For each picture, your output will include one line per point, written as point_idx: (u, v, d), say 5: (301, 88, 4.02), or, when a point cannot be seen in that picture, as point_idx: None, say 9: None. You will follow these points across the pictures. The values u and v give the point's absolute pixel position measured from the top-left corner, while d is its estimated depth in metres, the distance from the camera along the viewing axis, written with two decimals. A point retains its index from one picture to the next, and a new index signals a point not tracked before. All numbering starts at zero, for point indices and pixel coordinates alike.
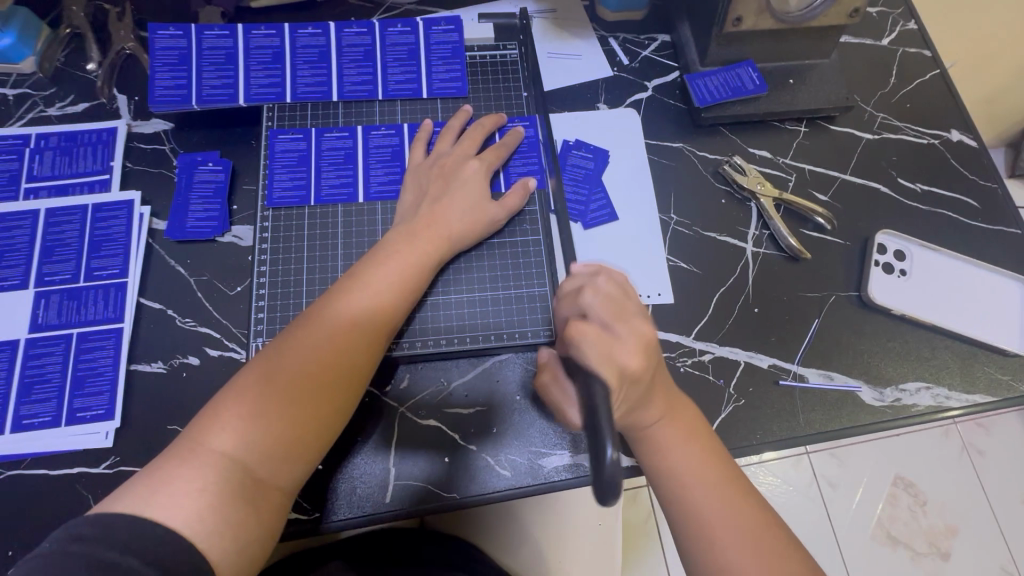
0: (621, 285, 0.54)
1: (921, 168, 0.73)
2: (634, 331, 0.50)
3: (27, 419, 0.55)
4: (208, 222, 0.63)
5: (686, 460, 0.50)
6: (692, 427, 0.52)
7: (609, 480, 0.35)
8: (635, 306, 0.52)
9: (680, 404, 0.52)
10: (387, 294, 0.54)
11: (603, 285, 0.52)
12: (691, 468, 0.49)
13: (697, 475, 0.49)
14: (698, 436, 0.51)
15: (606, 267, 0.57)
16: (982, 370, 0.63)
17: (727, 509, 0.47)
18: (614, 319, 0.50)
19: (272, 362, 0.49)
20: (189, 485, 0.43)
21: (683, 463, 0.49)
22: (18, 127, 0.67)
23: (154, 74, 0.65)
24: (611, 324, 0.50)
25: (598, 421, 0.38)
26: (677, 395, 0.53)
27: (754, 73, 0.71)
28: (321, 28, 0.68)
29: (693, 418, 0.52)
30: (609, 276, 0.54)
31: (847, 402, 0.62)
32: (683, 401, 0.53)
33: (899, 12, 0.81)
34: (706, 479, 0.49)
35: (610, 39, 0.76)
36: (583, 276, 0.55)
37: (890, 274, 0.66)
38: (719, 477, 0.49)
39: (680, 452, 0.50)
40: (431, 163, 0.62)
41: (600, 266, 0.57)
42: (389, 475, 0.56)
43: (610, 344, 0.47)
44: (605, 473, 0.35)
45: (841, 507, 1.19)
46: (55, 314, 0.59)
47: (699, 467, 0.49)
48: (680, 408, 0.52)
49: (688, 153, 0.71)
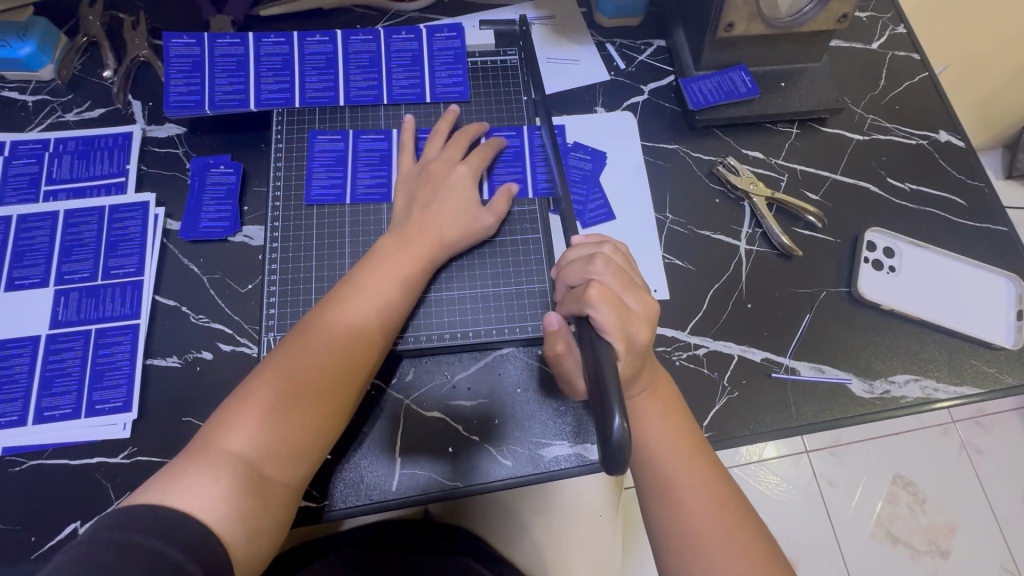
0: (624, 256, 0.57)
1: (910, 168, 0.75)
2: (642, 303, 0.52)
3: (48, 411, 0.58)
4: (220, 222, 0.66)
5: (659, 429, 0.52)
6: (667, 400, 0.54)
7: (617, 450, 0.40)
8: (636, 276, 0.55)
9: (662, 377, 0.55)
10: (382, 299, 0.56)
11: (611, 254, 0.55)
12: (662, 437, 0.52)
13: (668, 445, 0.51)
14: (672, 409, 0.54)
15: (609, 237, 0.59)
16: (970, 363, 0.65)
17: (693, 477, 0.50)
18: (624, 288, 0.52)
19: (278, 366, 0.51)
20: (203, 477, 0.45)
21: (655, 432, 0.52)
22: (37, 132, 0.69)
23: (168, 80, 0.67)
24: (622, 293, 0.52)
25: (609, 392, 0.42)
26: (659, 368, 0.56)
27: (747, 77, 0.73)
28: (328, 36, 0.71)
29: (669, 392, 0.55)
30: (616, 247, 0.56)
31: (838, 394, 0.64)
32: (661, 375, 0.56)
33: (889, 16, 0.83)
34: (676, 448, 0.51)
35: (607, 45, 0.79)
36: (589, 246, 0.57)
37: (880, 270, 0.69)
38: (688, 448, 0.51)
39: (653, 421, 0.52)
40: (418, 171, 0.64)
41: (604, 236, 0.59)
42: (395, 464, 0.58)
43: (625, 314, 0.50)
44: (614, 444, 0.40)
45: (840, 504, 1.21)
46: (74, 311, 0.62)
47: (670, 437, 0.52)
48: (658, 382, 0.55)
49: (683, 154, 0.74)
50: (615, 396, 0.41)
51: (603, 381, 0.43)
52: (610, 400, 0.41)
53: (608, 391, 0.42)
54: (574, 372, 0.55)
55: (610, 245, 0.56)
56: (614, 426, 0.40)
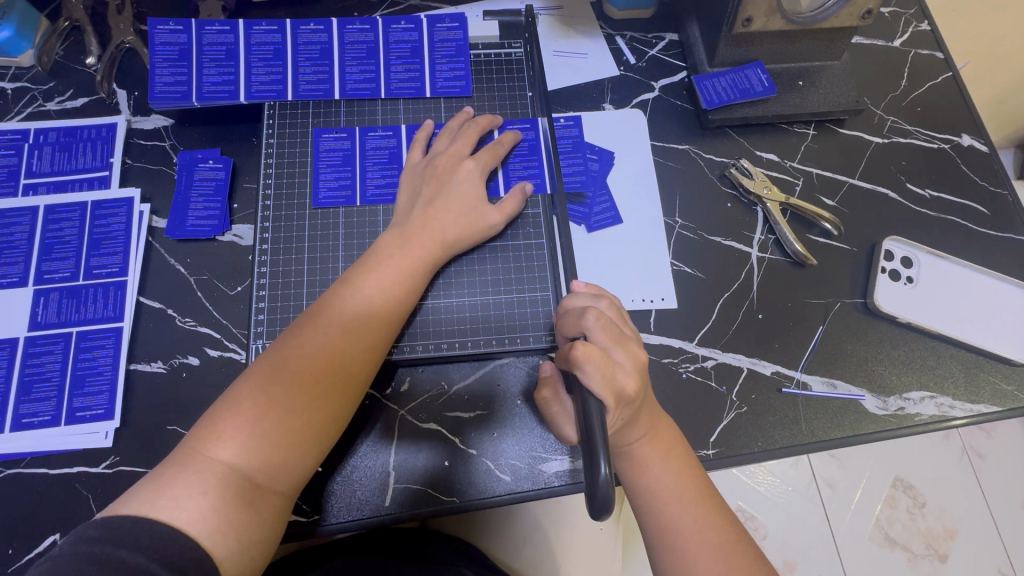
0: (618, 309, 0.54)
1: (931, 174, 0.71)
2: (632, 358, 0.50)
3: (27, 418, 0.55)
4: (208, 221, 0.63)
5: (662, 475, 0.50)
6: (671, 443, 0.52)
7: (603, 498, 0.39)
8: (626, 330, 0.53)
9: (662, 418, 0.53)
10: (382, 298, 0.53)
11: (606, 310, 0.52)
12: (666, 484, 0.50)
13: (672, 491, 0.49)
14: (675, 451, 0.52)
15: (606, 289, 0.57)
16: (988, 380, 0.63)
17: (701, 525, 0.48)
18: (613, 342, 0.49)
19: (270, 368, 0.48)
20: (191, 488, 0.42)
21: (658, 478, 0.50)
22: (16, 122, 0.66)
23: (154, 70, 0.64)
24: (611, 349, 0.49)
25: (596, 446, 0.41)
26: (657, 409, 0.53)
27: (763, 75, 0.70)
28: (323, 25, 0.67)
29: (672, 434, 0.53)
30: (613, 305, 0.54)
31: (850, 410, 0.61)
32: (663, 416, 0.53)
33: (912, 12, 0.80)
34: (681, 494, 0.49)
35: (616, 38, 0.75)
36: (587, 297, 0.54)
37: (897, 281, 0.66)
38: (694, 493, 0.49)
39: (656, 467, 0.50)
40: (426, 164, 0.61)
41: (598, 287, 0.57)
42: (388, 478, 0.56)
43: (613, 368, 0.47)
44: (598, 490, 0.39)
45: (840, 508, 1.19)
46: (55, 312, 0.59)
47: (674, 482, 0.50)
48: (660, 423, 0.52)
49: (694, 156, 0.70)
50: (602, 445, 0.41)
51: (590, 428, 0.42)
52: (597, 447, 0.41)
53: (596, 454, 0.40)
54: (563, 418, 0.55)
55: (607, 300, 0.54)
56: (600, 475, 0.39)
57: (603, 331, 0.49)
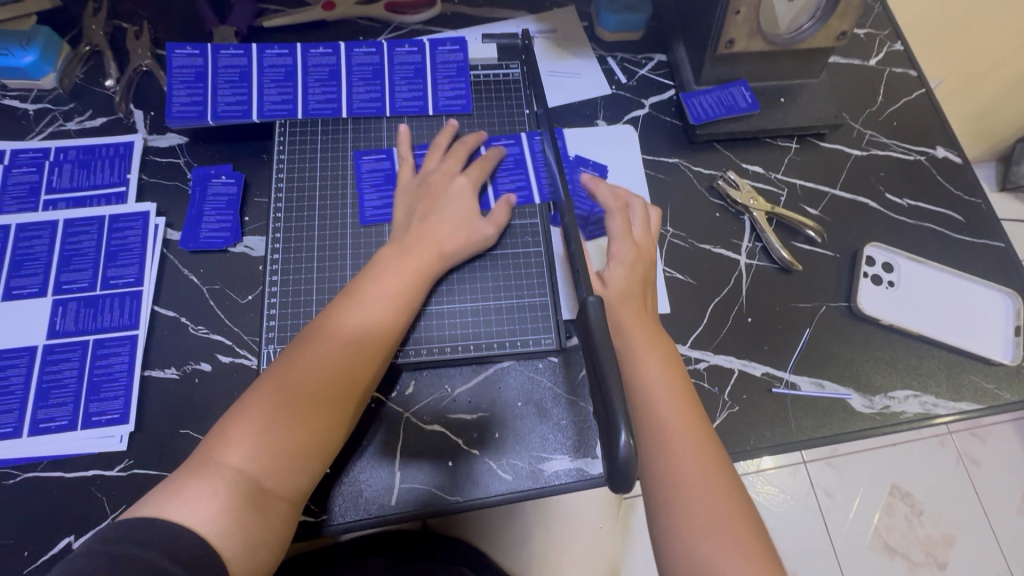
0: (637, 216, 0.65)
1: (909, 184, 0.75)
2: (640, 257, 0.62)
3: (45, 423, 0.57)
4: (221, 233, 0.66)
5: (675, 431, 0.52)
6: (670, 372, 0.56)
7: (623, 469, 0.38)
8: (649, 242, 0.64)
9: (664, 348, 0.58)
10: (384, 309, 0.56)
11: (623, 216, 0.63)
12: (678, 439, 0.52)
13: (683, 446, 0.51)
14: (688, 413, 0.54)
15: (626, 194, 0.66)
16: (968, 379, 0.66)
17: (704, 482, 0.50)
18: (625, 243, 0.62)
19: (279, 377, 0.51)
20: (202, 491, 0.45)
21: (670, 433, 0.52)
22: (37, 140, 0.69)
23: (171, 91, 0.67)
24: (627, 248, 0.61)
25: (614, 406, 0.40)
26: (661, 339, 0.59)
27: (746, 92, 0.74)
28: (332, 48, 0.71)
29: (688, 396, 0.55)
30: (643, 208, 0.66)
31: (838, 409, 0.64)
32: (678, 377, 0.56)
33: (886, 33, 0.85)
34: (690, 452, 0.51)
35: (608, 58, 0.79)
36: (621, 232, 0.62)
37: (879, 285, 0.69)
38: (703, 453, 0.51)
39: (669, 421, 0.53)
40: (419, 183, 0.64)
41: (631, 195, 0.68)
42: (394, 479, 0.58)
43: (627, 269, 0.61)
44: (620, 461, 0.38)
45: (838, 516, 1.20)
46: (73, 321, 0.61)
47: (686, 439, 0.52)
48: (675, 383, 0.55)
49: (684, 168, 0.74)
50: (621, 411, 0.40)
51: (608, 395, 0.41)
52: (616, 416, 0.40)
53: (614, 405, 0.40)
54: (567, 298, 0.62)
55: (637, 206, 0.66)
56: (620, 443, 0.38)
57: (625, 253, 0.61)
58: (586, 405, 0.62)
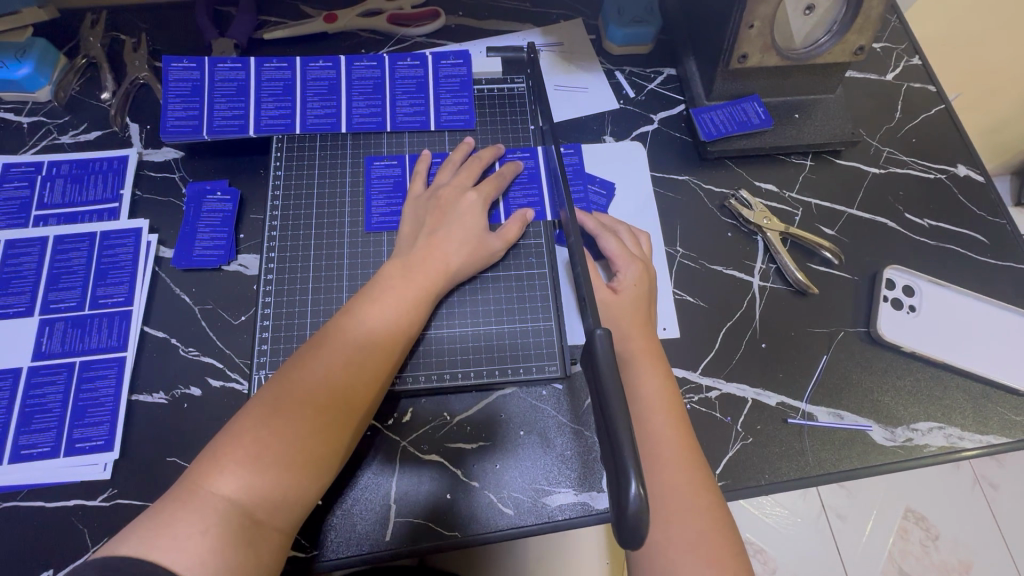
0: (639, 245, 0.64)
1: (929, 204, 0.72)
2: (646, 287, 0.60)
3: (26, 449, 0.55)
4: (214, 251, 0.64)
5: (674, 475, 0.49)
6: (673, 399, 0.54)
7: (633, 524, 0.36)
8: (651, 267, 0.63)
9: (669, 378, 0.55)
10: (385, 329, 0.53)
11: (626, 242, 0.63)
12: (674, 484, 0.49)
13: (679, 493, 0.48)
14: (689, 456, 0.51)
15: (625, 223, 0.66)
16: (995, 411, 0.62)
17: (698, 532, 0.47)
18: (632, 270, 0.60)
19: (273, 400, 0.48)
20: (192, 526, 0.42)
21: (667, 477, 0.49)
22: (30, 154, 0.67)
23: (166, 105, 0.66)
24: (636, 274, 0.60)
25: (624, 454, 0.37)
26: (666, 366, 0.56)
27: (760, 108, 0.71)
28: (332, 62, 0.69)
29: (691, 438, 0.52)
30: (632, 232, 0.64)
31: (857, 441, 0.60)
32: (683, 417, 0.53)
33: (903, 48, 0.82)
34: (686, 499, 0.48)
35: (616, 72, 0.77)
36: (623, 262, 0.61)
37: (900, 310, 0.66)
38: (700, 501, 0.49)
39: (668, 465, 0.50)
40: (429, 197, 0.62)
41: (620, 220, 0.67)
42: (388, 512, 0.55)
43: (636, 294, 0.59)
44: (630, 516, 0.36)
45: (851, 540, 1.16)
46: (59, 342, 0.59)
47: (683, 485, 0.49)
48: (678, 420, 0.53)
49: (694, 186, 0.71)
50: (631, 458, 0.37)
51: (616, 438, 0.39)
52: (626, 462, 0.37)
53: (624, 452, 0.37)
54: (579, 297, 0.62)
55: (625, 230, 0.64)
56: (631, 495, 0.36)
57: (632, 281, 0.60)
58: (591, 435, 0.59)
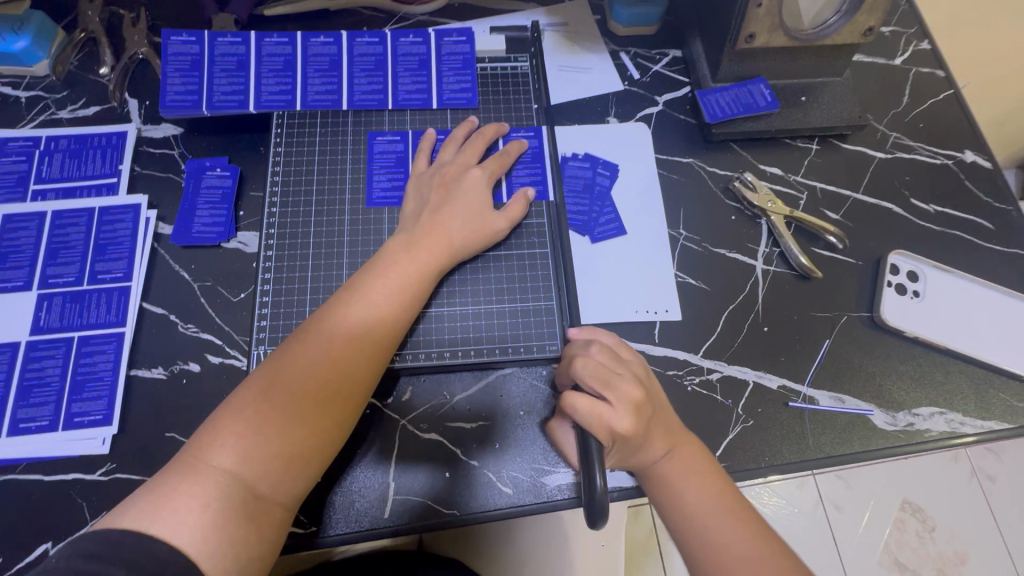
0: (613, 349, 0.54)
1: (935, 189, 0.72)
2: (626, 399, 0.49)
3: (25, 423, 0.55)
4: (214, 228, 0.63)
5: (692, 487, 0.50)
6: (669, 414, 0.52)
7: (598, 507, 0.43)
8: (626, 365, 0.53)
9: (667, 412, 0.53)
10: (385, 306, 0.53)
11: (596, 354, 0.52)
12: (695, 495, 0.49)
13: (703, 502, 0.49)
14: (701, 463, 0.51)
15: (599, 331, 0.56)
16: (997, 397, 0.62)
17: (731, 533, 0.47)
18: (603, 387, 0.49)
19: (272, 376, 0.48)
20: (193, 501, 0.41)
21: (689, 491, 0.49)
22: (28, 129, 0.67)
23: (166, 79, 0.65)
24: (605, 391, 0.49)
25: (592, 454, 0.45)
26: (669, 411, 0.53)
27: (766, 90, 0.70)
28: (333, 38, 0.68)
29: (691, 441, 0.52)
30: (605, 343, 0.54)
31: (859, 425, 0.60)
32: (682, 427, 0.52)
33: (912, 32, 0.81)
34: (710, 505, 0.49)
35: (620, 53, 0.76)
36: (578, 344, 0.55)
37: (903, 295, 0.65)
38: (726, 506, 0.49)
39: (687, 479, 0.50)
40: (433, 174, 0.62)
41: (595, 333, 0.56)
42: (388, 490, 0.55)
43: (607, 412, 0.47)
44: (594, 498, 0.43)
45: (848, 531, 1.16)
46: (58, 317, 0.59)
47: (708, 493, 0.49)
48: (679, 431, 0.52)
49: (698, 169, 0.71)
50: (596, 455, 0.45)
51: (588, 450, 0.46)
52: (592, 461, 0.45)
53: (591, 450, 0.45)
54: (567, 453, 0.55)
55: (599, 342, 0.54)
56: (595, 484, 0.43)
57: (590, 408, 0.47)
58: None
